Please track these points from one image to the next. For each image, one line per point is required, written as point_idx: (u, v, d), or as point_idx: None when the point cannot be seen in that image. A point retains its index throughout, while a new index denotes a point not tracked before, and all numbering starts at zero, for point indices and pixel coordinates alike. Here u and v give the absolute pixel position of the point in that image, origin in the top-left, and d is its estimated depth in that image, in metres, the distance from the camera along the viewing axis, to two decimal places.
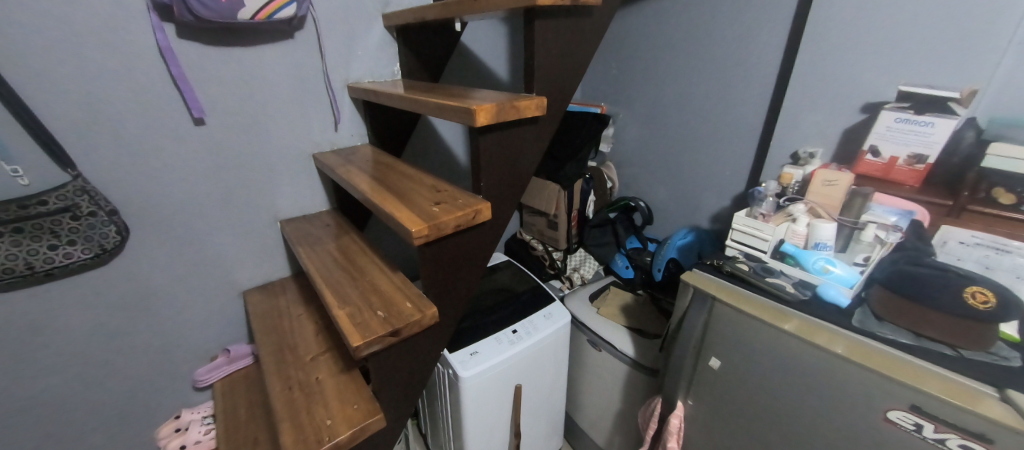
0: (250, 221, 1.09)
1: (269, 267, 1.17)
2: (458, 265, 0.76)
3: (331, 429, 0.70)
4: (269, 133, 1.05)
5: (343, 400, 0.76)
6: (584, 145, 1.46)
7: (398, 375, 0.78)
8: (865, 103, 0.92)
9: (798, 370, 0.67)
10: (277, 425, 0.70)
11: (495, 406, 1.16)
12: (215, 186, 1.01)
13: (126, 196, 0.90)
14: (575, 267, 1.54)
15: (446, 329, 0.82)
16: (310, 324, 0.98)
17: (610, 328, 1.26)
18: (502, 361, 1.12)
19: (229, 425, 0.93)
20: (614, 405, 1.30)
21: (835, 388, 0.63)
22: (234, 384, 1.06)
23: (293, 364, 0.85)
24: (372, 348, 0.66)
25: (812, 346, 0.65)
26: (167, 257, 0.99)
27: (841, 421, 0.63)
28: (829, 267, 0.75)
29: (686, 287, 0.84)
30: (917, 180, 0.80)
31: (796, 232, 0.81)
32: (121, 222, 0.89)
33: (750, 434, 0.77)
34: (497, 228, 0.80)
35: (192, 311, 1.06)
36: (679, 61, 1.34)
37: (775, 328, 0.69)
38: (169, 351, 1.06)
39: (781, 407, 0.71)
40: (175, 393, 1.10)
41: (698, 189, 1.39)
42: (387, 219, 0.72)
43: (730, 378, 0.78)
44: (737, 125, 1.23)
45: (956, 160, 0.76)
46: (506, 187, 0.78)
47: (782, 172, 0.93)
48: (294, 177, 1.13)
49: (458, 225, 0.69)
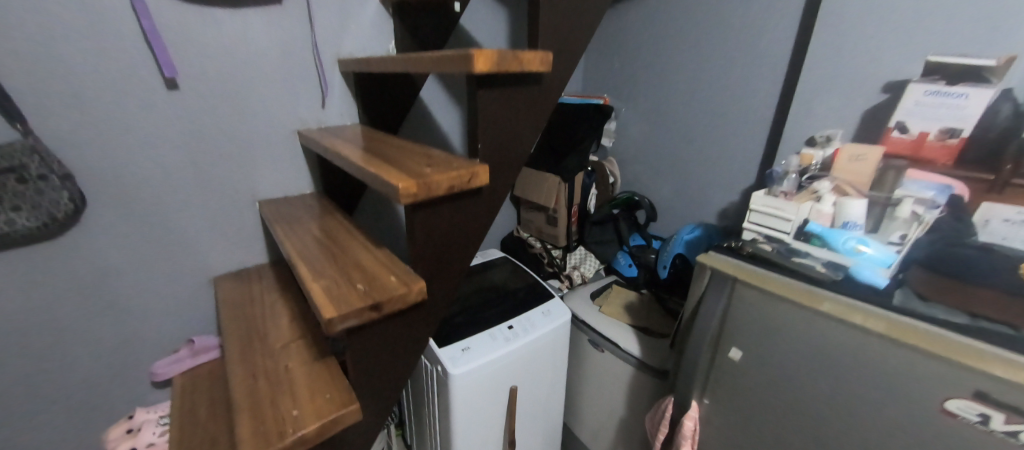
0: (225, 201, 1.00)
1: (244, 252, 1.07)
2: (450, 237, 0.68)
3: (298, 421, 0.60)
4: (250, 106, 0.97)
5: (315, 389, 0.66)
6: (585, 137, 1.39)
7: (379, 361, 0.68)
8: (887, 83, 0.86)
9: (835, 357, 0.59)
10: (235, 416, 0.60)
11: (487, 410, 1.06)
12: (187, 158, 0.92)
13: (83, 163, 0.81)
14: (575, 265, 1.44)
15: (436, 312, 0.72)
16: (285, 310, 0.89)
17: (613, 327, 1.17)
18: (496, 359, 1.02)
19: (186, 423, 0.82)
20: (617, 413, 1.20)
21: (880, 375, 0.55)
22: (196, 378, 0.94)
23: (260, 351, 0.75)
24: (348, 323, 0.57)
25: (851, 328, 0.57)
26: (129, 235, 0.89)
27: (889, 414, 0.55)
28: (862, 247, 0.68)
29: (702, 270, 0.76)
30: (950, 157, 0.73)
31: (821, 212, 0.74)
32: (77, 191, 0.80)
33: (778, 434, 0.68)
34: (495, 199, 0.72)
35: (154, 297, 0.96)
36: (684, 50, 1.30)
37: (807, 309, 0.61)
38: (125, 341, 0.95)
39: (815, 400, 0.62)
40: (131, 390, 0.99)
41: (705, 183, 1.33)
42: (371, 181, 0.64)
43: (754, 370, 0.69)
44: (747, 114, 1.17)
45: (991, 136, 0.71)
46: (506, 153, 0.70)
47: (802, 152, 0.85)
48: (276, 154, 1.04)
49: (451, 187, 0.61)
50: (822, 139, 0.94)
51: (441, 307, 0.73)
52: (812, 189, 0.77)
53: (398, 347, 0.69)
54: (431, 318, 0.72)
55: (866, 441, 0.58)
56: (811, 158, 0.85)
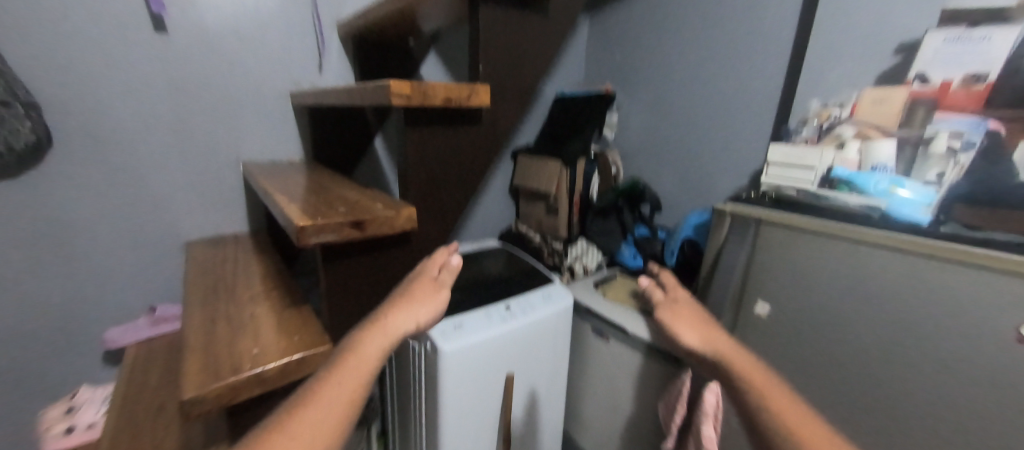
0: (204, 160, 0.94)
1: (222, 218, 0.99)
2: (445, 165, 0.62)
3: (257, 359, 0.51)
4: (237, 61, 0.93)
5: (282, 331, 0.57)
6: (587, 123, 1.36)
7: (360, 303, 0.60)
8: (901, 44, 0.83)
9: (876, 287, 0.54)
10: (182, 352, 0.51)
11: (480, 398, 0.95)
12: (169, 109, 0.87)
13: (56, 100, 0.77)
14: (577, 257, 1.33)
15: (433, 261, 0.63)
16: (259, 267, 0.80)
17: (619, 312, 1.08)
18: (491, 338, 0.92)
19: (131, 390, 0.71)
20: (623, 410, 1.08)
21: (929, 301, 0.50)
22: (152, 348, 0.84)
23: (223, 300, 0.66)
24: (324, 238, 0.50)
25: (894, 252, 0.52)
26: (93, 186, 0.83)
27: (936, 343, 0.50)
28: (896, 187, 0.63)
29: (721, 217, 0.70)
30: (978, 103, 0.67)
31: (846, 159, 0.70)
32: (42, 125, 0.74)
33: (813, 387, 0.62)
34: (496, 133, 0.68)
35: (116, 259, 0.88)
36: (684, 36, 1.27)
37: (842, 239, 0.56)
38: (80, 306, 0.86)
39: (854, 341, 0.57)
40: (83, 363, 0.89)
41: (710, 170, 1.26)
42: (361, 95, 0.58)
43: (786, 322, 0.63)
44: (753, 94, 1.12)
45: None
46: (508, 82, 0.67)
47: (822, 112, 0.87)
48: (263, 116, 0.99)
49: (449, 99, 0.55)
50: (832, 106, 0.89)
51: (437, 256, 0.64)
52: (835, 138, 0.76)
53: (393, 296, 0.57)
54: (431, 266, 0.62)
55: (918, 378, 0.52)
56: (828, 112, 0.87)
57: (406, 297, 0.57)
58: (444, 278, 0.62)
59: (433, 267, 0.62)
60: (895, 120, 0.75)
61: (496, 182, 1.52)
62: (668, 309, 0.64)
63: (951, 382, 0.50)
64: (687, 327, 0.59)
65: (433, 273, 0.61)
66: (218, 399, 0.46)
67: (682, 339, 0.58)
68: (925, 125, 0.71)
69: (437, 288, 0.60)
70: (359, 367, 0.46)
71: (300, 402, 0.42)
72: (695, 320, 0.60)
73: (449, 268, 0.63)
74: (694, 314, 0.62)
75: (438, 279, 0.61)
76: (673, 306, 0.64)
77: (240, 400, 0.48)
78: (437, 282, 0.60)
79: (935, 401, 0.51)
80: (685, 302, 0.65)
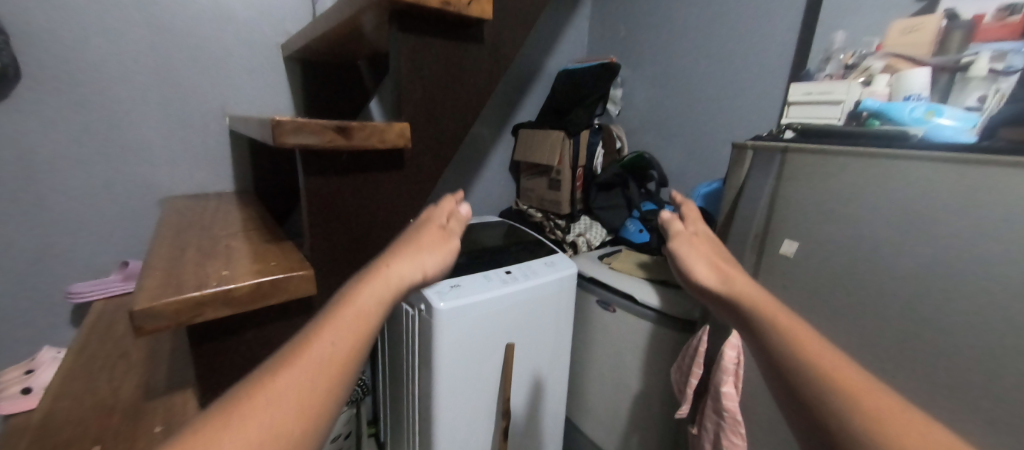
0: (185, 111, 0.88)
1: (205, 175, 0.93)
2: (443, 84, 0.57)
3: (224, 279, 0.45)
4: (222, 6, 0.88)
5: (258, 259, 0.52)
6: (591, 93, 1.31)
7: (346, 231, 0.54)
8: None
9: (918, 211, 0.47)
10: (143, 270, 0.46)
11: (477, 366, 0.89)
12: (148, 53, 0.82)
13: (27, 32, 0.72)
14: (580, 232, 1.28)
15: (438, 212, 0.55)
16: (240, 214, 0.74)
17: (626, 281, 1.02)
18: (489, 300, 0.86)
19: (89, 343, 0.68)
20: (631, 387, 1.01)
21: (982, 220, 0.43)
22: (118, 306, 0.79)
23: (199, 235, 0.61)
24: (303, 140, 0.44)
25: (941, 167, 0.46)
26: (63, 131, 0.77)
27: (993, 273, 0.42)
28: (932, 115, 0.58)
29: (742, 152, 0.66)
30: (1015, 33, 0.62)
31: (875, 93, 0.67)
32: (7, 54, 0.69)
33: (845, 336, 0.54)
34: (499, 59, 0.62)
35: (88, 211, 0.82)
36: (690, 2, 1.22)
37: (878, 158, 0.50)
38: (49, 259, 0.81)
39: (894, 276, 0.49)
40: (54, 321, 0.83)
41: (717, 140, 1.19)
42: (355, 4, 0.54)
43: (814, 261, 0.56)
44: (761, 57, 1.06)
45: None
46: (513, 1, 0.61)
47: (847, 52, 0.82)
48: (250, 68, 0.94)
49: (446, 2, 0.50)
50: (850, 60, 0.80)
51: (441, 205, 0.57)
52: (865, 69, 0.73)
53: (394, 243, 0.48)
54: (437, 214, 0.55)
55: (969, 320, 0.44)
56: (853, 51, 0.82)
57: (410, 244, 0.48)
58: (451, 226, 0.54)
59: (439, 216, 0.55)
60: (927, 49, 0.71)
61: (496, 158, 1.47)
62: (686, 241, 0.56)
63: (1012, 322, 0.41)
64: (703, 261, 0.53)
65: (440, 222, 0.53)
66: (176, 316, 0.40)
67: (693, 270, 0.53)
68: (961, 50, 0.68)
69: (445, 236, 0.52)
70: (353, 317, 0.36)
71: (283, 360, 0.32)
72: (714, 256, 0.53)
73: (457, 216, 0.57)
74: (714, 251, 0.54)
75: (447, 226, 0.54)
76: (692, 238, 0.57)
77: (201, 321, 0.42)
78: (446, 230, 0.53)
79: (989, 346, 0.43)
80: (704, 236, 0.57)
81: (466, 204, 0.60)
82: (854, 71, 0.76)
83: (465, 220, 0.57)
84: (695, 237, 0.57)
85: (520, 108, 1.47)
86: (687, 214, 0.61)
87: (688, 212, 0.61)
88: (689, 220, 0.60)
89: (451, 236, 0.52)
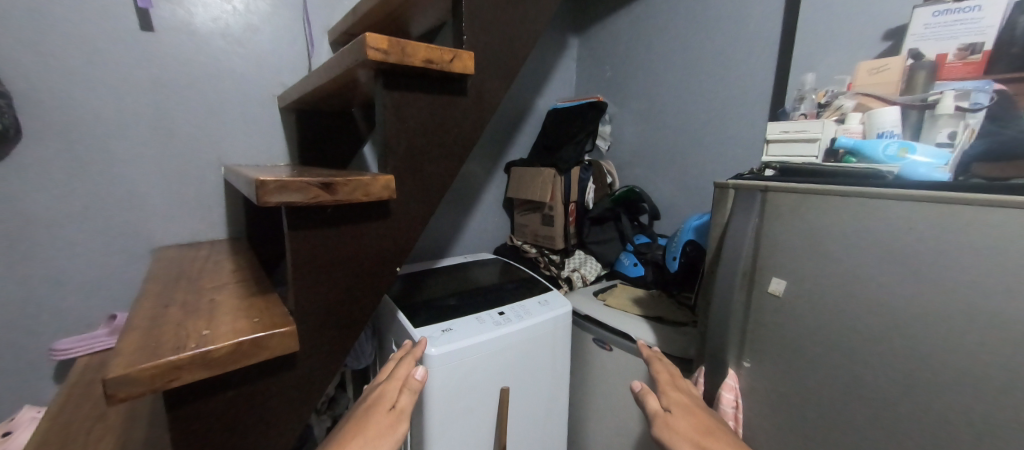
0: (182, 163, 0.90)
1: (199, 224, 0.94)
2: (429, 136, 0.59)
3: (204, 338, 0.45)
4: (222, 64, 0.92)
5: (243, 314, 0.51)
6: (580, 131, 1.34)
7: (332, 286, 0.55)
8: (888, 30, 0.81)
9: (889, 245, 0.48)
10: (122, 334, 0.45)
11: (470, 414, 0.86)
12: (149, 109, 0.85)
13: (32, 94, 0.75)
14: (574, 268, 1.26)
15: (393, 383, 0.59)
16: (230, 264, 0.74)
17: (621, 317, 1.00)
18: (481, 344, 0.84)
19: (69, 404, 0.66)
20: (632, 430, 0.98)
21: (952, 252, 0.44)
22: (102, 363, 0.79)
23: (184, 289, 0.60)
24: (287, 198, 0.46)
25: (906, 202, 0.48)
26: (60, 187, 0.79)
27: (962, 305, 0.44)
28: (906, 153, 0.59)
29: (725, 192, 0.70)
30: (978, 71, 0.66)
31: (849, 130, 0.71)
32: (9, 114, 0.71)
33: (835, 376, 0.53)
34: (483, 107, 0.64)
35: (79, 265, 0.83)
36: (670, 45, 1.29)
37: (848, 196, 0.52)
38: (36, 314, 0.80)
39: (875, 309, 0.49)
40: (36, 378, 0.82)
41: (704, 173, 1.21)
42: (343, 62, 0.57)
43: (799, 303, 0.56)
44: (741, 95, 1.11)
45: (1017, 50, 0.63)
46: (495, 55, 0.64)
47: (819, 91, 0.86)
48: (248, 120, 0.97)
49: (428, 61, 0.53)
50: (827, 96, 0.83)
51: (397, 377, 0.60)
52: (836, 108, 0.77)
53: (343, 428, 0.51)
54: (390, 391, 0.57)
55: (946, 352, 0.45)
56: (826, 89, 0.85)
57: (356, 427, 0.50)
58: (403, 402, 0.56)
59: (391, 394, 0.56)
60: (896, 88, 0.73)
61: (489, 195, 1.49)
62: (664, 423, 0.56)
63: (983, 350, 0.43)
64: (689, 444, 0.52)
65: (391, 401, 0.55)
66: (151, 381, 0.40)
67: None
68: (929, 87, 0.69)
69: (394, 419, 0.53)
70: None
71: None
72: (697, 433, 0.53)
73: (411, 387, 0.59)
74: (700, 426, 0.54)
75: (397, 406, 0.55)
76: (669, 418, 0.56)
77: (178, 383, 0.41)
78: (396, 411, 0.54)
79: (972, 375, 0.43)
80: (680, 409, 0.57)
81: (422, 369, 0.62)
82: (827, 109, 0.79)
83: (417, 387, 0.59)
84: (676, 411, 0.57)
85: (511, 146, 1.51)
86: (659, 386, 0.63)
87: (661, 383, 0.64)
88: (661, 393, 0.61)
89: (401, 418, 0.53)
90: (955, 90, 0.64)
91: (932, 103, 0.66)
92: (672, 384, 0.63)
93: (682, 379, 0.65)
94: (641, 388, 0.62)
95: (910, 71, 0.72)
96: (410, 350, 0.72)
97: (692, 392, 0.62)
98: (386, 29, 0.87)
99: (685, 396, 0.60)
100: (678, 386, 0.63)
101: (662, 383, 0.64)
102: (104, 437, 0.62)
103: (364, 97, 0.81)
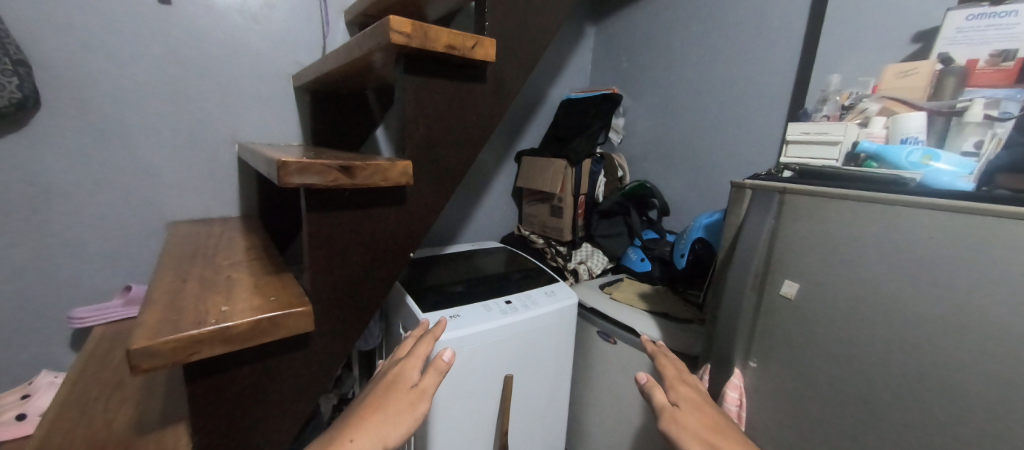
0: (198, 140, 0.91)
1: (213, 201, 0.95)
2: (446, 122, 0.58)
3: (224, 314, 0.46)
4: (238, 40, 0.92)
5: (260, 292, 0.52)
6: (593, 123, 1.32)
7: (346, 268, 0.55)
8: (917, 32, 0.79)
9: (906, 254, 0.48)
10: (144, 306, 0.46)
11: (474, 399, 0.88)
12: (166, 84, 0.85)
13: (52, 66, 0.75)
14: (581, 260, 1.26)
15: (413, 362, 0.57)
16: (245, 241, 0.75)
17: (627, 312, 1.01)
18: (487, 331, 0.85)
19: (87, 373, 0.68)
20: (632, 421, 0.99)
21: (970, 262, 0.44)
22: (119, 332, 0.81)
23: (201, 264, 0.61)
24: (306, 180, 0.46)
25: (928, 210, 0.47)
26: (78, 160, 0.80)
27: (971, 317, 0.44)
28: (929, 160, 0.58)
29: (741, 191, 0.70)
30: (1010, 78, 0.64)
31: (871, 135, 0.70)
32: (29, 83, 0.72)
33: (841, 377, 0.53)
34: (502, 95, 0.63)
35: (95, 238, 0.84)
36: (690, 38, 1.26)
37: (868, 202, 0.52)
38: (53, 283, 0.82)
39: (885, 314, 0.49)
40: (53, 345, 0.84)
41: (717, 170, 1.20)
42: (364, 45, 0.56)
43: (813, 306, 0.56)
44: (758, 92, 1.09)
45: None
46: (516, 41, 0.63)
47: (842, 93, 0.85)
48: (262, 99, 0.97)
49: (450, 46, 0.52)
50: (851, 97, 0.81)
51: (417, 355, 0.58)
52: (860, 111, 0.76)
53: (361, 406, 0.51)
54: (410, 369, 0.56)
55: (952, 361, 0.45)
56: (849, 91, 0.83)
57: (377, 407, 0.51)
58: (426, 382, 0.55)
59: (411, 373, 0.56)
60: (922, 93, 0.72)
61: (499, 183, 1.49)
62: (672, 418, 0.56)
63: (989, 361, 0.43)
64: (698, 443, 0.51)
65: (412, 380, 0.55)
66: (172, 354, 0.41)
67: None
68: (957, 94, 0.68)
69: (414, 400, 0.53)
70: None
71: None
72: (705, 430, 0.53)
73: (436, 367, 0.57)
74: (707, 422, 0.54)
75: (419, 385, 0.54)
76: (677, 413, 0.56)
77: (198, 357, 0.42)
78: (417, 390, 0.54)
79: (981, 386, 0.43)
80: (689, 404, 0.57)
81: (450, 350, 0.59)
82: (850, 112, 0.78)
83: (445, 368, 0.56)
84: (684, 407, 0.56)
85: (522, 135, 1.50)
86: (666, 381, 0.62)
87: (668, 377, 0.62)
88: (670, 387, 0.60)
89: (421, 398, 0.53)
90: (984, 98, 0.64)
91: (960, 110, 0.65)
92: (680, 379, 0.62)
93: (689, 374, 0.63)
94: (647, 381, 0.62)
95: (941, 76, 0.70)
96: (427, 325, 0.70)
97: (700, 387, 0.61)
98: (404, 11, 0.86)
99: (693, 391, 0.59)
100: (686, 380, 0.62)
101: (669, 377, 0.62)
102: (122, 404, 0.64)
103: (381, 80, 0.80)
